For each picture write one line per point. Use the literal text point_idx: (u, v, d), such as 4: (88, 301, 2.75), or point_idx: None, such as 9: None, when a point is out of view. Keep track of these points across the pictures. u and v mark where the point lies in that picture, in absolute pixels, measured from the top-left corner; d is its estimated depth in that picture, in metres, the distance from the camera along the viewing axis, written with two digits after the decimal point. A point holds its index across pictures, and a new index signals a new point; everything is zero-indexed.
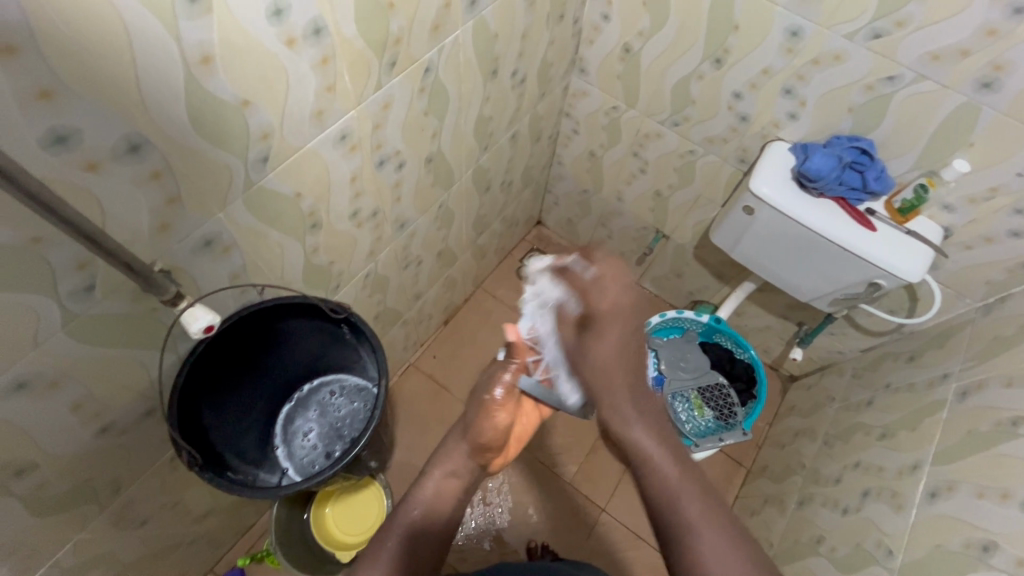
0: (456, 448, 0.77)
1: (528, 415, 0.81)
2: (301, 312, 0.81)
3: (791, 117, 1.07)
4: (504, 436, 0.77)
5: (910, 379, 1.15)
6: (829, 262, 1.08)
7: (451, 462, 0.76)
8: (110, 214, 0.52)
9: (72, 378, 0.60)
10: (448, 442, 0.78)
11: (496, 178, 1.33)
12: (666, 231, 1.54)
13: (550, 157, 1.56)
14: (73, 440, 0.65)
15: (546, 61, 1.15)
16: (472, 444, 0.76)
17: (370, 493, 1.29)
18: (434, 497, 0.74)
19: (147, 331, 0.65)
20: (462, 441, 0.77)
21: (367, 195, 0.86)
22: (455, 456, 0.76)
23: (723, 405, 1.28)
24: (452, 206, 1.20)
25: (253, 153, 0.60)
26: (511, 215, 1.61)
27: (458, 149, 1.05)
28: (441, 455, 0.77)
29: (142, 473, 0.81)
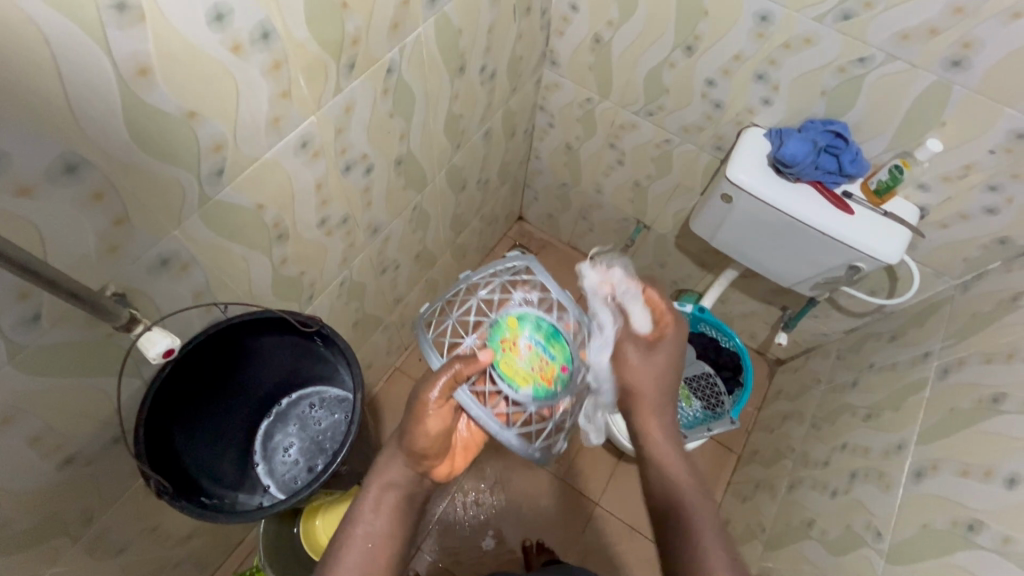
0: (392, 459, 0.68)
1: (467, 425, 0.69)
2: (269, 327, 0.78)
3: (765, 103, 1.06)
4: (441, 445, 0.65)
5: (892, 358, 1.15)
6: (809, 246, 1.08)
7: (390, 474, 0.68)
8: (50, 241, 0.49)
9: (26, 412, 0.57)
10: (384, 452, 0.69)
11: (472, 175, 1.30)
12: (647, 222, 1.53)
13: (527, 151, 1.54)
14: (33, 474, 0.62)
15: (515, 54, 1.12)
16: (407, 454, 0.66)
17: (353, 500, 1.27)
18: (372, 516, 0.67)
19: (104, 357, 0.62)
20: (398, 452, 0.67)
21: (335, 202, 0.83)
22: (394, 462, 0.68)
23: (710, 394, 1.30)
24: (427, 207, 1.17)
25: (205, 167, 0.57)
26: (490, 212, 1.59)
27: (429, 149, 1.02)
28: (373, 472, 0.69)
29: (114, 501, 0.78)
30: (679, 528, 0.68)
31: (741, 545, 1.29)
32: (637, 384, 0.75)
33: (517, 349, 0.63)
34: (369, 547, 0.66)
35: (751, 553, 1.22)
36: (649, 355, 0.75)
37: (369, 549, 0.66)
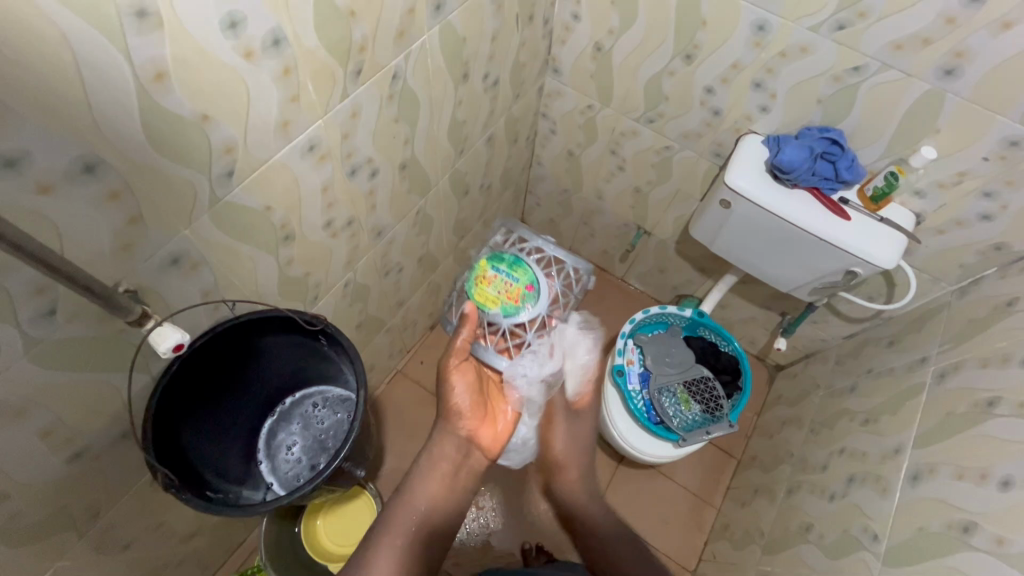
0: (441, 436, 0.90)
1: (502, 410, 0.96)
2: (276, 327, 0.80)
3: (762, 110, 1.08)
4: (473, 404, 0.92)
5: (890, 364, 1.16)
6: (807, 251, 1.09)
7: (442, 449, 0.87)
8: (68, 238, 0.51)
9: (39, 404, 0.58)
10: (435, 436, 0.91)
11: (474, 181, 1.32)
12: (647, 228, 1.55)
13: (529, 158, 1.56)
14: (44, 467, 0.64)
15: (518, 62, 1.14)
16: (451, 423, 0.91)
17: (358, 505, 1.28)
18: (428, 481, 0.84)
19: (115, 352, 0.63)
20: (445, 428, 0.90)
21: (340, 204, 0.85)
22: (442, 442, 0.88)
23: (709, 398, 1.28)
24: (431, 211, 1.19)
25: (216, 168, 0.59)
26: (492, 217, 1.61)
27: (432, 155, 1.04)
28: (429, 447, 0.88)
29: (121, 496, 0.79)
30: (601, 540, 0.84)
31: (740, 549, 1.29)
32: (568, 449, 0.97)
33: (487, 282, 1.01)
34: (415, 517, 0.77)
35: (750, 557, 1.23)
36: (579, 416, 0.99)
37: (411, 514, 0.77)
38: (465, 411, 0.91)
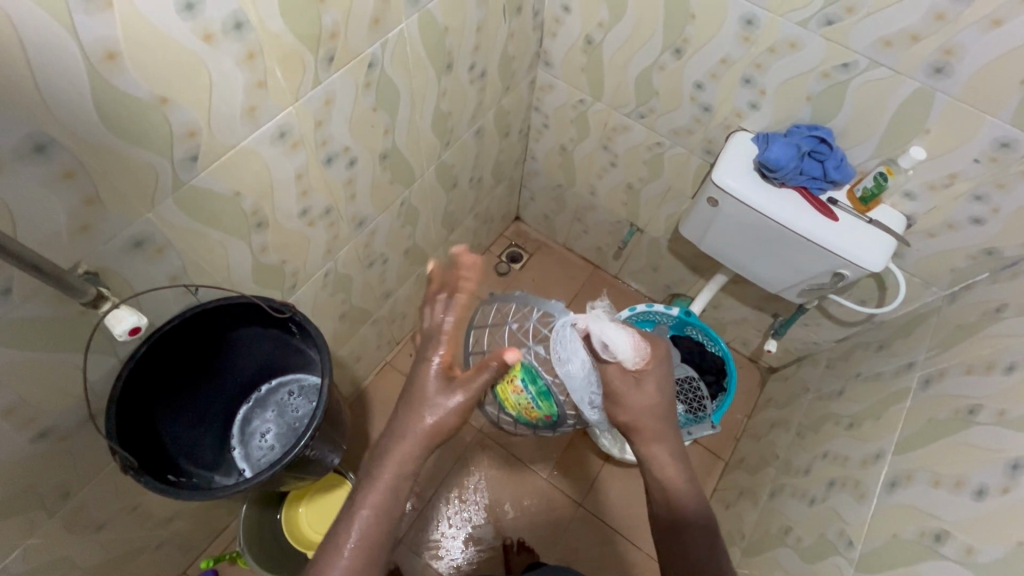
0: (406, 419, 0.74)
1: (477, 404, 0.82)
2: (246, 313, 0.80)
3: (752, 107, 1.06)
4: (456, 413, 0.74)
5: (878, 368, 1.14)
6: (794, 252, 1.08)
7: (402, 439, 0.73)
8: (21, 217, 0.51)
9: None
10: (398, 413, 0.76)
11: (463, 173, 1.32)
12: (639, 225, 1.54)
13: (522, 152, 1.55)
14: (8, 445, 0.65)
15: (506, 54, 1.13)
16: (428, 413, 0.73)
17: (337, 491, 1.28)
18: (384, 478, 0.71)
19: (76, 334, 0.63)
20: (413, 413, 0.74)
21: (317, 192, 0.85)
22: (412, 435, 0.73)
23: (693, 398, 1.29)
24: (417, 202, 1.19)
25: (178, 152, 0.59)
26: (485, 211, 1.61)
27: (416, 145, 1.04)
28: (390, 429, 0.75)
29: (92, 478, 0.80)
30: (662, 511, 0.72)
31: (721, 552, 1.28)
32: (635, 417, 0.74)
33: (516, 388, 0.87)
34: (374, 508, 0.69)
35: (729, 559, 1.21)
36: (637, 390, 0.74)
37: (387, 501, 0.70)
38: (445, 421, 0.74)
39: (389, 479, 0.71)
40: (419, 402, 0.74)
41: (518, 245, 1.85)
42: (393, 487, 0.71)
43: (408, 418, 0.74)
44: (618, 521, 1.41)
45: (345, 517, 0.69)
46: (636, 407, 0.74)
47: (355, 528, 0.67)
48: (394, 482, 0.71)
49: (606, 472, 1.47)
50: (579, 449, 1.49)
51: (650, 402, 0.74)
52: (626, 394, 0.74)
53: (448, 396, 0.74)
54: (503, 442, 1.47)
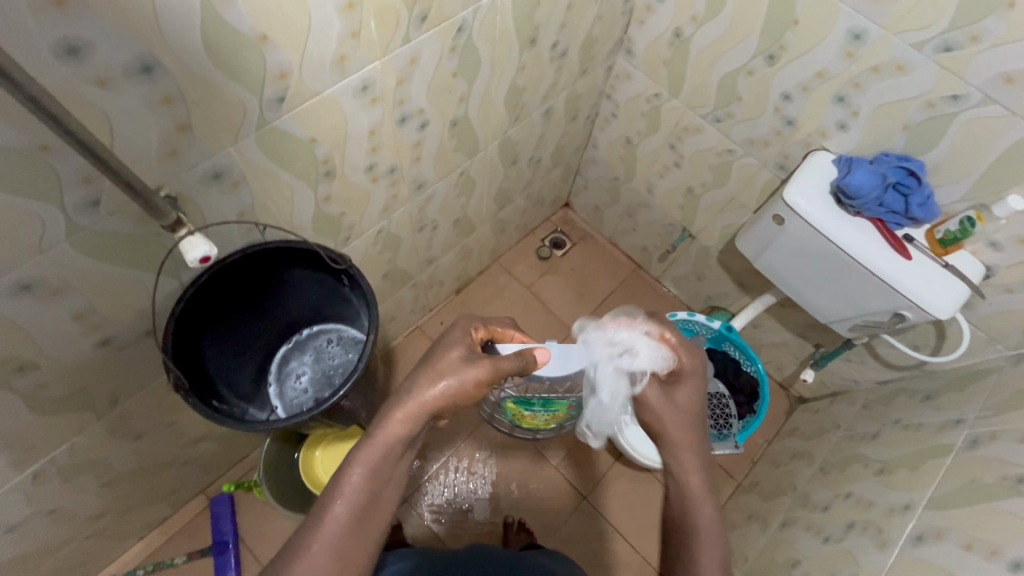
0: (424, 379, 0.63)
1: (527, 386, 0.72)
2: (303, 259, 0.82)
3: (840, 127, 1.01)
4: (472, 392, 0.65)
5: (921, 418, 1.10)
6: (856, 285, 1.03)
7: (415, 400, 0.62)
8: (119, 132, 0.53)
9: (75, 287, 0.62)
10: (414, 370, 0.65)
11: (524, 152, 1.30)
12: (692, 231, 1.52)
13: (585, 138, 1.53)
14: (72, 346, 0.68)
15: (591, 36, 1.10)
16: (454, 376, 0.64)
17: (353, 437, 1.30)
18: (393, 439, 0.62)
19: (149, 253, 0.66)
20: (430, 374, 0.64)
21: (385, 149, 0.85)
22: (414, 407, 0.63)
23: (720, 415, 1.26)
24: (475, 174, 1.18)
25: (267, 91, 0.60)
26: (537, 193, 1.59)
27: (486, 117, 1.03)
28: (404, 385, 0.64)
29: (139, 390, 0.84)
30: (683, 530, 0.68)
31: None
32: (671, 421, 0.70)
33: None
34: (376, 468, 0.61)
35: None
36: (671, 400, 0.71)
37: (384, 467, 0.62)
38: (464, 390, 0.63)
39: (390, 443, 0.62)
40: (438, 365, 0.64)
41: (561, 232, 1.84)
42: (384, 465, 0.62)
43: (419, 385, 0.63)
44: (620, 520, 1.41)
45: (344, 482, 0.61)
46: (668, 414, 0.70)
47: (334, 518, 0.59)
48: (389, 450, 0.62)
49: (616, 471, 1.47)
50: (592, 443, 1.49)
51: (685, 419, 0.70)
52: (662, 406, 0.70)
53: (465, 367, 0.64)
54: None
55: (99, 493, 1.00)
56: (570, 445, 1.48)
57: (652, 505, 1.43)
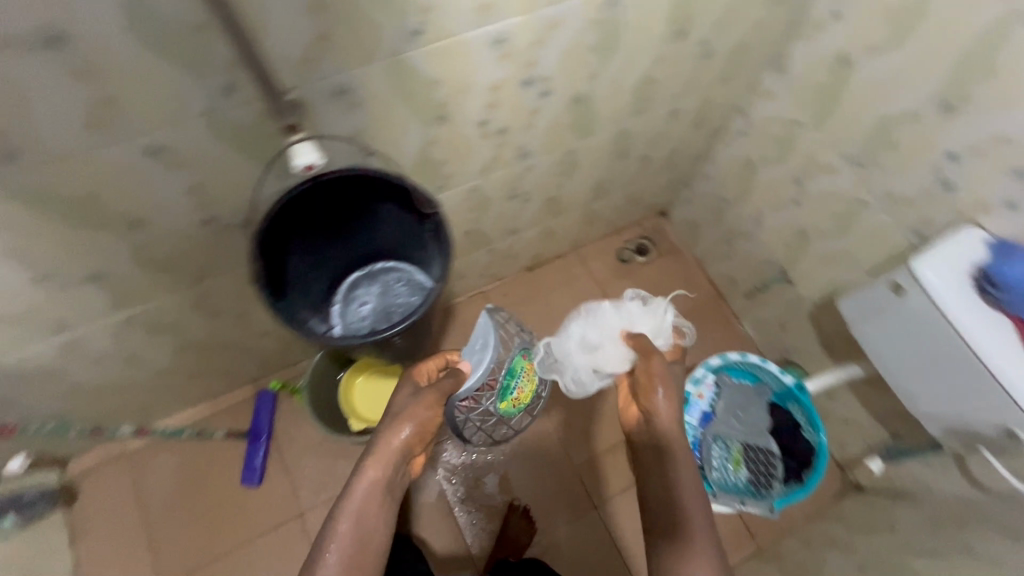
0: (384, 429, 0.79)
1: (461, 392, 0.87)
2: (403, 197, 0.83)
3: (1006, 205, 0.87)
4: (418, 437, 0.81)
5: (997, 552, 0.96)
6: (967, 386, 0.91)
7: (381, 449, 0.77)
8: (270, 27, 0.56)
9: (196, 162, 0.67)
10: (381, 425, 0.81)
11: (637, 148, 1.25)
12: (791, 275, 1.42)
13: (703, 150, 1.45)
14: (181, 217, 0.75)
15: (744, 42, 1.03)
16: (416, 420, 0.80)
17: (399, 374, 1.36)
18: (367, 485, 0.73)
19: (265, 150, 0.70)
20: (386, 421, 0.80)
21: (502, 109, 0.85)
22: (383, 454, 0.77)
23: (762, 471, 1.14)
24: (581, 157, 1.16)
25: (408, 22, 0.62)
26: (636, 193, 1.54)
27: (609, 101, 0.99)
28: (375, 438, 0.78)
29: (225, 273, 0.91)
30: (669, 549, 0.68)
31: None
32: (670, 429, 0.76)
33: None
34: (360, 512, 0.71)
35: None
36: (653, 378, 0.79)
37: (366, 510, 0.72)
38: (414, 429, 0.80)
39: (368, 493, 0.73)
40: (393, 419, 0.80)
41: (649, 240, 1.81)
42: (366, 502, 0.72)
43: (386, 433, 0.78)
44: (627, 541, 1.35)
45: (337, 527, 0.70)
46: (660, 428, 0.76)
47: (325, 569, 0.67)
48: (366, 497, 0.72)
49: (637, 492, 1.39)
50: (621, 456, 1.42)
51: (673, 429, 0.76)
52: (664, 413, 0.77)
53: (419, 401, 0.82)
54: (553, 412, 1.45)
55: (172, 354, 1.11)
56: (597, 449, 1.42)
57: None
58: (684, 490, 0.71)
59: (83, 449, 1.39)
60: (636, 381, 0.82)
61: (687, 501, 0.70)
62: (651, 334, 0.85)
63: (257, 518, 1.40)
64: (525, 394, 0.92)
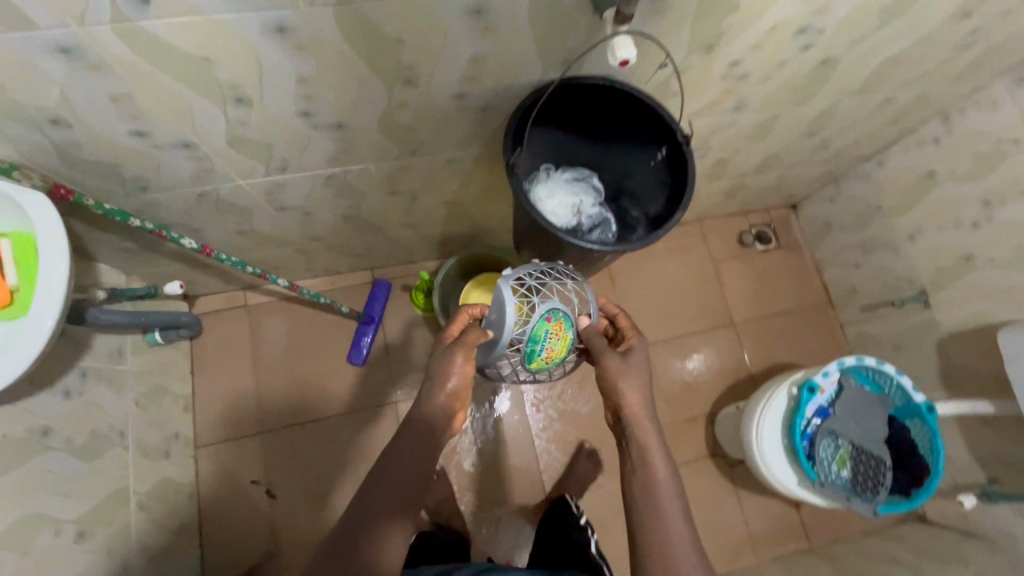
0: (430, 392, 0.80)
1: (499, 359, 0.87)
2: (651, 128, 0.84)
3: None
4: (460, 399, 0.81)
5: None
6: None
7: (427, 408, 0.79)
8: None
9: (497, 32, 0.66)
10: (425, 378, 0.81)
11: (828, 131, 1.22)
12: (931, 297, 1.39)
13: (878, 149, 1.40)
14: (445, 85, 0.75)
15: (1004, 42, 0.97)
16: (451, 387, 0.80)
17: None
18: (415, 438, 0.77)
19: (557, 36, 0.69)
20: (430, 381, 0.81)
21: (759, 54, 0.83)
22: (427, 411, 0.79)
23: (869, 475, 1.14)
24: (779, 127, 1.13)
25: None
26: (789, 177, 1.50)
27: (848, 74, 0.96)
28: (421, 395, 0.81)
29: (434, 152, 0.92)
30: (649, 513, 0.74)
31: None
32: (632, 390, 0.82)
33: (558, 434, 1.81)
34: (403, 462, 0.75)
35: None
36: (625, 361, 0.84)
37: (412, 458, 0.75)
38: (460, 384, 0.81)
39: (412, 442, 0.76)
40: (443, 370, 0.80)
41: (771, 229, 1.78)
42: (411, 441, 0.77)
43: (431, 389, 0.80)
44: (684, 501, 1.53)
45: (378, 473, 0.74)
46: (621, 377, 0.83)
47: (365, 505, 0.71)
48: (411, 445, 0.76)
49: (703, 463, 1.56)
50: (696, 431, 1.59)
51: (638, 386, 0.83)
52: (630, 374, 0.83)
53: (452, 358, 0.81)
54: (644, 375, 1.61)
55: (338, 222, 1.16)
56: (673, 419, 1.59)
57: (722, 511, 1.53)
58: (650, 446, 0.79)
59: (212, 291, 1.48)
60: (624, 417, 0.82)
61: (660, 480, 0.76)
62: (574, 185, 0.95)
63: (357, 394, 1.49)
64: (557, 351, 0.87)
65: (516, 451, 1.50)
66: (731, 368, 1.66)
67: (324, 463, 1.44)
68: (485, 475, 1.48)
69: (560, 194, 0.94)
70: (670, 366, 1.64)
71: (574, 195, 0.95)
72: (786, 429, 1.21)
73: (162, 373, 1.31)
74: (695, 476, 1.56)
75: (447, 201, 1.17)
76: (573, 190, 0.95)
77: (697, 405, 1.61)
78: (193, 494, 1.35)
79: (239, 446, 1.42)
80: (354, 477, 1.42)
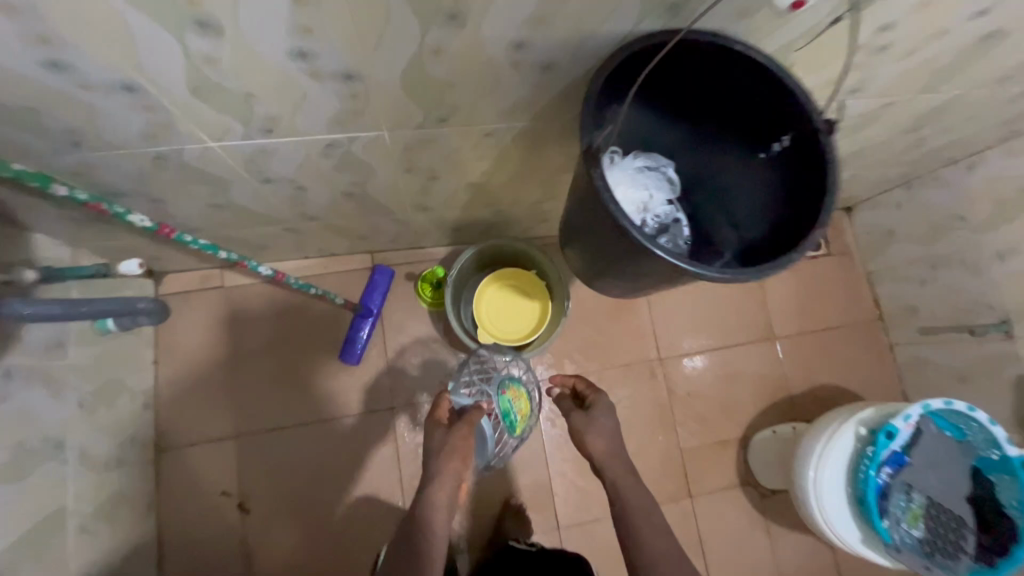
0: (441, 475, 0.83)
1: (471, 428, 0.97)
2: (767, 112, 0.68)
3: None
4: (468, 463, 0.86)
5: None
6: None
7: (440, 487, 0.82)
8: None
9: None
10: (429, 472, 0.84)
11: (930, 128, 1.02)
12: (1013, 327, 1.22)
13: (969, 152, 1.21)
14: (502, 28, 0.54)
15: None
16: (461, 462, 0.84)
17: (545, 284, 1.24)
18: (434, 518, 0.80)
19: None
20: (441, 467, 0.84)
21: (921, 16, 0.66)
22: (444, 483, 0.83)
23: (945, 537, 0.98)
24: (882, 118, 0.93)
25: None
26: (858, 178, 1.31)
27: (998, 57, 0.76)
28: (429, 479, 0.83)
29: (469, 120, 0.72)
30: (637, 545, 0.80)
31: None
32: (605, 439, 0.91)
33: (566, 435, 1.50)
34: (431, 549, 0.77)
35: None
36: (587, 416, 0.95)
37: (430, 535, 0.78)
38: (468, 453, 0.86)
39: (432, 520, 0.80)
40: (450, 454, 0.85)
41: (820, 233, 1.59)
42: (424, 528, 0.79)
43: (439, 464, 0.84)
44: (708, 532, 1.38)
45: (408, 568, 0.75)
46: (592, 429, 0.92)
47: None
48: (429, 526, 0.79)
49: (732, 493, 1.41)
50: (726, 456, 1.43)
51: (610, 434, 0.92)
52: (603, 423, 0.93)
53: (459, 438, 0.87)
54: (672, 391, 1.44)
55: (339, 199, 0.95)
56: (701, 442, 1.43)
57: (750, 546, 1.38)
58: (625, 483, 0.86)
59: (183, 268, 1.26)
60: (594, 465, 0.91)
61: (639, 510, 0.83)
62: (645, 170, 0.78)
63: (349, 398, 1.29)
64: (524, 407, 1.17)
65: (527, 470, 1.33)
66: (769, 388, 1.48)
67: (308, 475, 1.25)
68: (491, 496, 1.31)
69: (628, 186, 0.77)
70: (702, 382, 1.46)
71: (643, 185, 0.78)
72: (851, 477, 1.04)
73: (118, 367, 1.10)
74: (723, 507, 1.40)
75: (472, 183, 0.96)
76: (646, 182, 0.78)
77: (729, 427, 1.44)
78: (149, 507, 1.16)
79: (210, 451, 1.22)
80: (341, 492, 1.24)
